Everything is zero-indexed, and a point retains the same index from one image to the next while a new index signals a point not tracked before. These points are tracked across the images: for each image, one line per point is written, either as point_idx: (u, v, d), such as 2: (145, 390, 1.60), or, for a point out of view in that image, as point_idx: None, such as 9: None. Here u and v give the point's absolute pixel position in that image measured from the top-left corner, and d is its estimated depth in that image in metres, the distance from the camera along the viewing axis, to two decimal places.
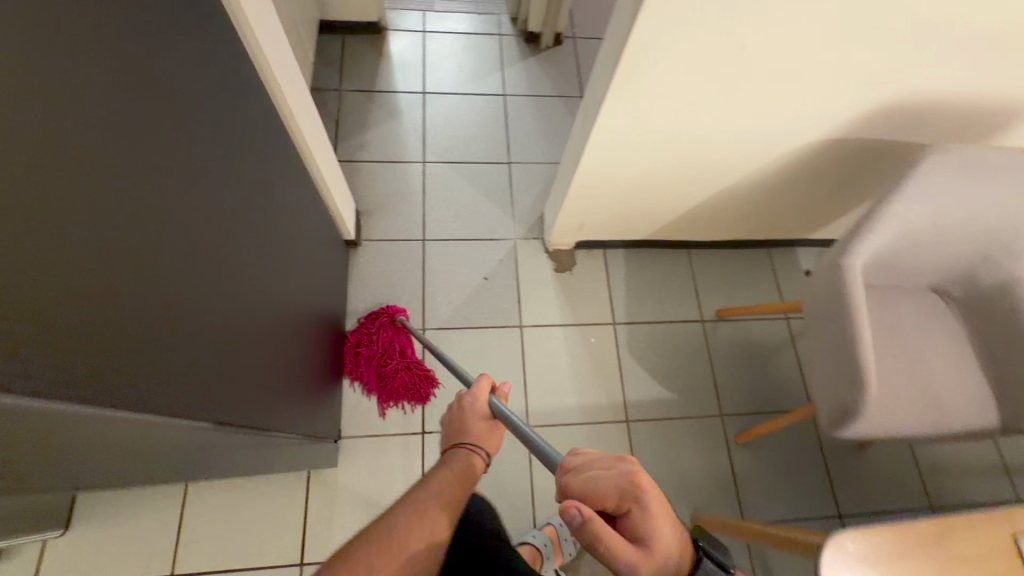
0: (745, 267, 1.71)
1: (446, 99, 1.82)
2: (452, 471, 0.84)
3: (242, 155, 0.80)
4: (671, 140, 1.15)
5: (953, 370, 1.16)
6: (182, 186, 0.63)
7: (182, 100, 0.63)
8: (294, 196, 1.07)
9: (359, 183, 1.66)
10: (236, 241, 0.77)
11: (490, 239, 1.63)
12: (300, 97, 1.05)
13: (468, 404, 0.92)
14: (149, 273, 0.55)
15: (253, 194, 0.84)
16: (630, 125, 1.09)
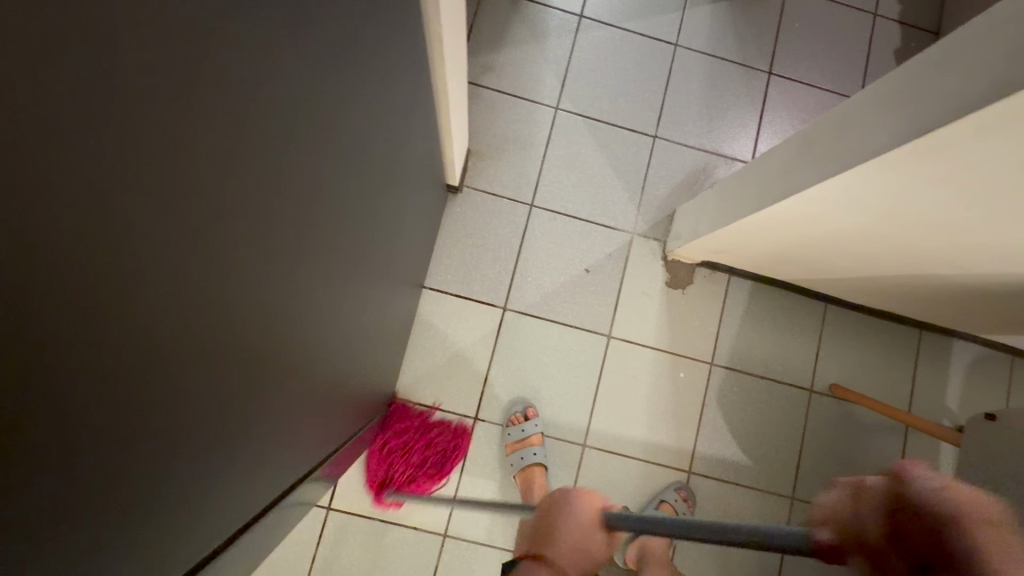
0: (884, 344, 1.43)
1: (605, 32, 1.46)
2: None
3: (360, 129, 0.59)
4: (903, 218, 0.86)
5: None
6: (307, 207, 0.50)
7: (300, 86, 0.42)
8: (413, 153, 0.87)
9: (477, 114, 1.41)
10: (336, 247, 0.60)
11: (605, 225, 1.39)
12: (455, 28, 0.80)
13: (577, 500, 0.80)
14: (268, 327, 0.49)
15: (362, 176, 0.64)
16: (862, 191, 0.81)
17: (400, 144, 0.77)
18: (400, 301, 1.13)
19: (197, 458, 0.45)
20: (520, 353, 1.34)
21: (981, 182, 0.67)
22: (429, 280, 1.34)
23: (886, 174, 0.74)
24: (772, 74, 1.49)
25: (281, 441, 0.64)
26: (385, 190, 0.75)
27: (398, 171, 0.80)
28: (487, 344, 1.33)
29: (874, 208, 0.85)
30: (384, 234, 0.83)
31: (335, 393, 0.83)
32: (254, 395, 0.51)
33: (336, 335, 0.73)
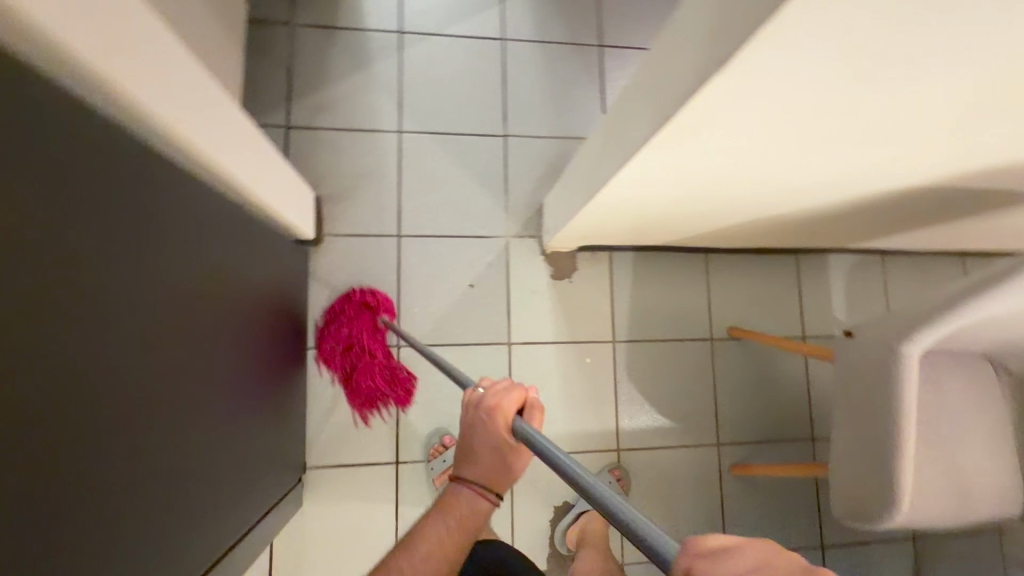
0: (767, 277, 1.50)
1: (430, 42, 1.43)
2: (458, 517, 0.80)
3: (130, 270, 0.61)
4: (713, 179, 0.88)
5: (985, 457, 1.04)
6: (117, 261, 0.59)
7: (58, 171, 0.50)
8: (222, 244, 0.86)
9: (320, 157, 1.35)
10: (152, 361, 0.65)
11: (478, 235, 1.38)
12: (209, 104, 0.76)
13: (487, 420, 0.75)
14: (125, 353, 0.60)
15: (157, 305, 0.66)
16: (663, 169, 0.82)
17: (196, 247, 0.77)
18: (275, 378, 1.09)
19: (100, 465, 0.56)
20: (426, 385, 1.32)
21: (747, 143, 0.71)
22: (314, 339, 1.30)
23: (673, 153, 0.76)
24: (603, 46, 1.51)
25: (185, 474, 0.72)
26: (194, 294, 0.75)
27: (205, 269, 0.80)
28: (391, 387, 1.31)
29: (684, 177, 0.87)
30: (217, 331, 0.82)
31: (232, 450, 0.88)
32: (138, 410, 0.62)
33: (197, 447, 0.76)
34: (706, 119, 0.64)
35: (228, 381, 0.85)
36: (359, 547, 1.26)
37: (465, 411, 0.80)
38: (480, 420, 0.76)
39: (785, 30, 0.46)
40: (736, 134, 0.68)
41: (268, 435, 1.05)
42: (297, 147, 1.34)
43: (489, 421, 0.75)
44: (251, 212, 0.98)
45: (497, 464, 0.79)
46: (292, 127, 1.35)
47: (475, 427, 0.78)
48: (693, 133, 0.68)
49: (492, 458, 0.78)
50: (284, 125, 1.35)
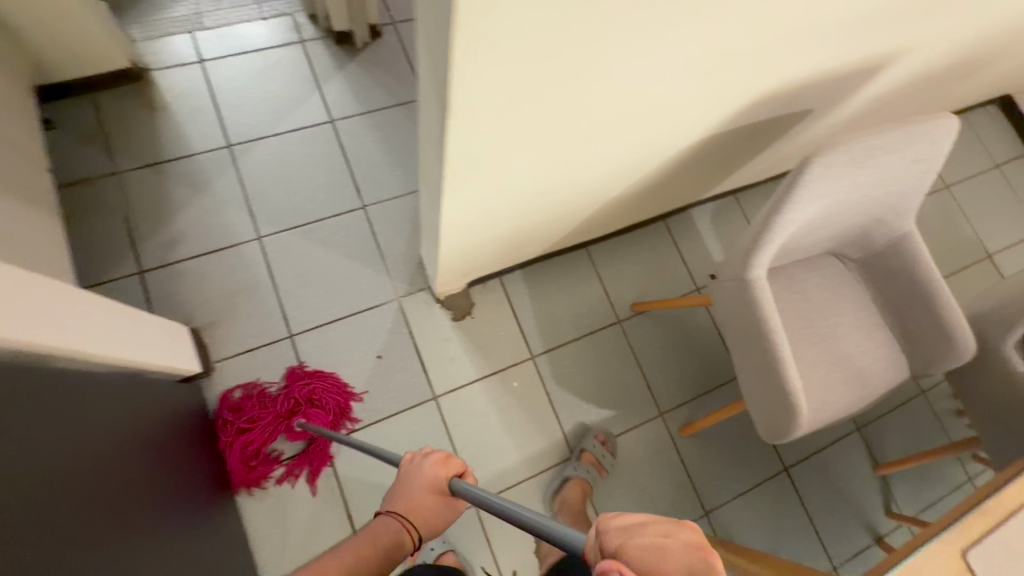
0: (647, 248, 1.61)
1: (261, 145, 1.46)
2: (369, 541, 0.81)
3: (29, 497, 0.63)
4: (533, 188, 0.96)
5: (865, 339, 1.15)
6: None
7: None
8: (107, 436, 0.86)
9: (184, 290, 1.31)
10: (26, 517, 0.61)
11: (371, 307, 1.39)
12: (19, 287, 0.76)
13: (428, 467, 0.85)
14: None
15: (66, 506, 0.69)
16: (481, 193, 0.89)
17: (81, 452, 0.77)
18: (200, 525, 1.03)
19: None
20: (367, 470, 1.29)
21: (527, 145, 0.79)
22: (236, 470, 1.24)
23: (477, 175, 0.83)
24: None
25: None
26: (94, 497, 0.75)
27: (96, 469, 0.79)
28: (332, 486, 1.27)
29: (507, 194, 0.94)
30: (130, 522, 0.81)
31: None
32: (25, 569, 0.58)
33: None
34: (476, 135, 0.71)
35: (135, 534, 0.80)
36: None
37: (408, 461, 0.89)
38: (427, 464, 0.86)
39: (472, 44, 0.54)
40: (513, 141, 0.75)
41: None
42: (157, 288, 1.30)
43: (436, 467, 0.85)
44: (114, 379, 0.94)
45: (423, 511, 0.84)
46: (146, 270, 1.31)
47: (412, 474, 0.87)
48: (477, 151, 0.75)
49: (418, 506, 0.84)
50: (137, 272, 1.30)
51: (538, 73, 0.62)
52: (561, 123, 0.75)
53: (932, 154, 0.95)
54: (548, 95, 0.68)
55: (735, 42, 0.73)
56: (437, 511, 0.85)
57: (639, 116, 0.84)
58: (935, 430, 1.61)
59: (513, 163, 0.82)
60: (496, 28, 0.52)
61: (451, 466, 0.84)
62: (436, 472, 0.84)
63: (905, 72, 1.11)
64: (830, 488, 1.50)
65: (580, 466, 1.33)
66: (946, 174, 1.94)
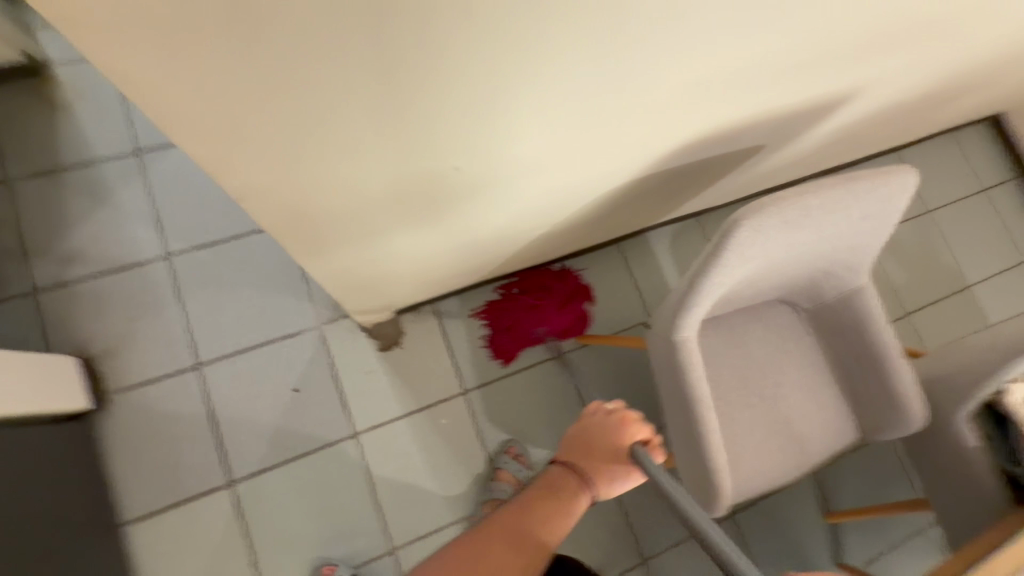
0: (598, 274, 1.50)
1: (175, 153, 1.33)
2: (559, 484, 0.79)
3: None
4: (422, 233, 0.85)
5: (807, 399, 1.06)
6: None
7: None
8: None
9: (83, 313, 1.22)
10: None
11: (287, 335, 1.29)
12: None
13: (619, 425, 0.87)
14: None
15: None
16: (350, 246, 0.79)
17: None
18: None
19: None
20: (276, 514, 1.21)
21: (376, 204, 0.68)
22: (131, 512, 1.15)
23: (332, 231, 0.72)
24: None
25: None
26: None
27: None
28: (235, 530, 1.18)
29: (389, 242, 0.83)
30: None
31: None
32: None
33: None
34: (292, 200, 0.60)
35: None
36: None
37: (587, 418, 0.90)
38: (613, 424, 0.87)
39: (207, 117, 0.44)
40: (347, 200, 0.65)
41: None
42: (52, 310, 1.21)
43: (619, 425, 0.87)
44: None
45: (611, 473, 0.83)
46: (41, 289, 1.22)
47: (601, 431, 0.87)
48: (310, 217, 0.66)
49: (604, 462, 0.83)
50: (32, 291, 1.21)
51: (336, 138, 0.52)
52: (405, 182, 0.65)
53: (882, 212, 0.85)
54: (365, 161, 0.58)
55: (611, 91, 0.60)
56: (609, 472, 0.83)
57: (521, 171, 0.74)
58: (894, 475, 1.53)
59: (370, 221, 0.72)
60: (200, 103, 0.42)
61: (635, 428, 0.87)
62: (617, 434, 0.86)
63: (870, 106, 0.98)
64: (777, 536, 1.43)
65: (496, 486, 1.27)
66: (929, 198, 1.82)
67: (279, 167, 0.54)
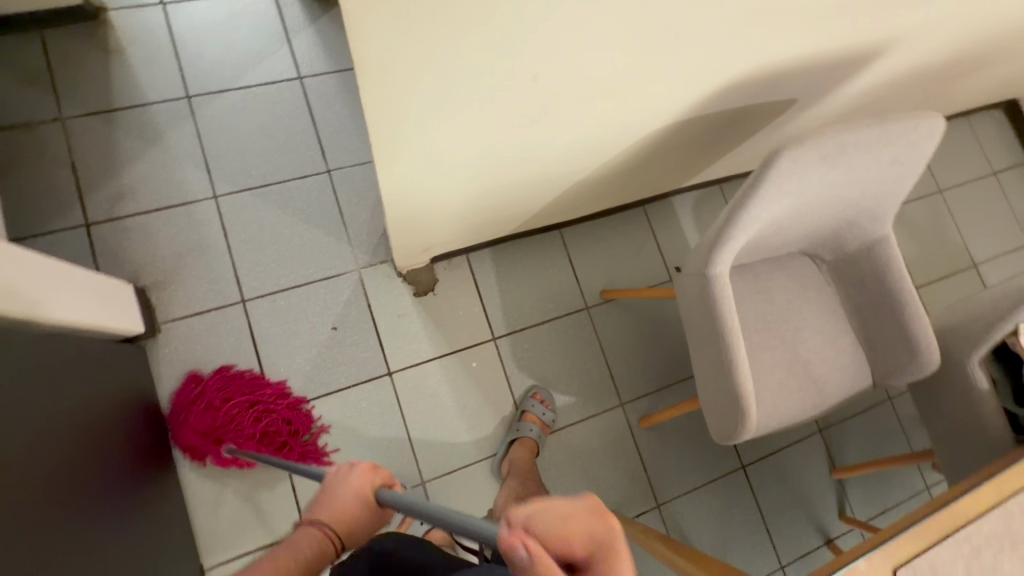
0: (623, 234, 1.56)
1: (223, 99, 1.38)
2: (298, 555, 0.67)
3: None
4: (490, 151, 0.86)
5: (827, 343, 1.12)
6: None
7: None
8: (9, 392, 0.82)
9: (132, 247, 1.26)
10: None
11: (328, 277, 1.35)
12: None
13: (353, 481, 0.73)
14: None
15: None
16: (424, 155, 0.79)
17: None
18: (123, 488, 1.01)
19: None
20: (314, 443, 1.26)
21: (462, 116, 0.73)
22: (178, 434, 1.21)
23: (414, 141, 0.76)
24: None
25: None
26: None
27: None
28: (276, 456, 1.24)
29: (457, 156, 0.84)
30: (13, 482, 0.78)
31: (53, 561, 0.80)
32: None
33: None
34: (401, 80, 0.61)
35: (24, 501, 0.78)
36: None
37: (340, 469, 0.76)
38: (341, 486, 0.73)
39: None
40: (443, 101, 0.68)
41: (133, 560, 0.96)
42: (103, 243, 1.25)
43: (360, 479, 0.73)
44: (31, 335, 0.90)
45: (347, 529, 0.71)
46: (92, 223, 1.25)
47: (337, 487, 0.73)
48: (404, 123, 0.70)
49: (339, 524, 0.71)
50: (83, 224, 1.24)
51: (460, 30, 0.56)
52: (495, 92, 0.70)
53: (910, 157, 0.90)
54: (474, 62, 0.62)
55: (688, 11, 0.66)
56: (358, 527, 0.72)
57: (590, 94, 0.79)
58: (898, 437, 1.59)
59: (448, 137, 0.77)
60: None
61: (378, 476, 0.74)
62: (361, 485, 0.72)
63: (898, 65, 1.04)
64: (786, 486, 1.50)
65: (524, 425, 1.33)
66: (941, 177, 1.88)
67: (402, 56, 0.57)
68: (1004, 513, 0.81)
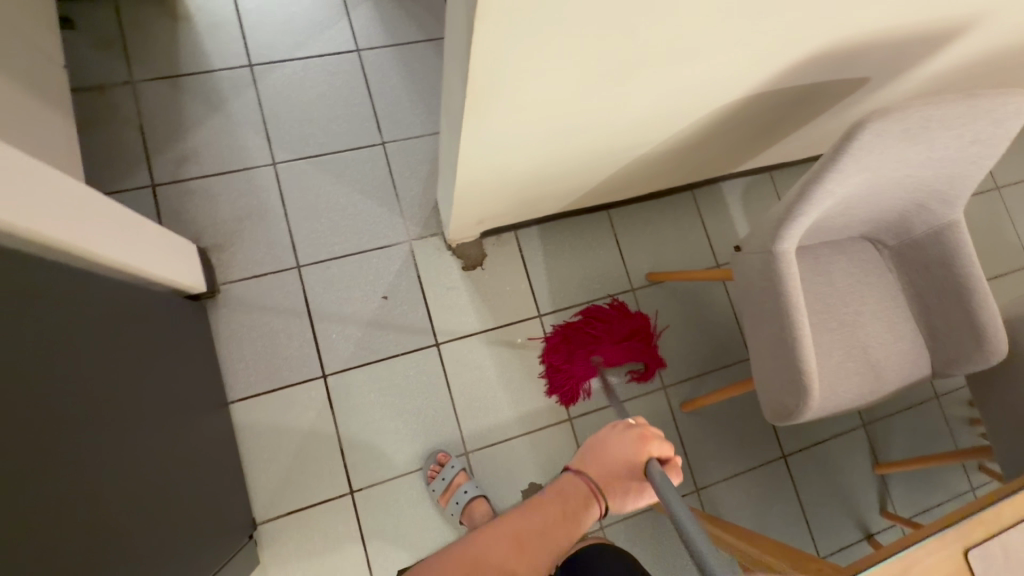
0: (671, 218, 1.55)
1: (284, 69, 1.41)
2: (571, 498, 0.73)
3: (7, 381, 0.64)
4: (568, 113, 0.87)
5: (886, 329, 1.10)
6: None
7: None
8: (90, 332, 0.86)
9: (195, 209, 1.30)
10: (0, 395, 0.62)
11: (380, 247, 1.37)
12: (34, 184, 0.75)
13: (634, 441, 0.82)
14: None
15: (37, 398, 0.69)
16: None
17: (54, 337, 0.76)
18: (185, 437, 1.04)
19: None
20: (363, 409, 1.29)
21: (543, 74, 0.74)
22: (233, 392, 1.24)
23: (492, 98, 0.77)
24: None
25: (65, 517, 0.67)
26: (61, 386, 0.75)
27: (69, 357, 0.78)
28: (326, 418, 1.27)
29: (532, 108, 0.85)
30: (99, 418, 0.81)
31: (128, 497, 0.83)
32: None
33: (115, 531, 0.77)
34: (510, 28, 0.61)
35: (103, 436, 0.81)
36: None
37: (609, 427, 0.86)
38: (625, 440, 0.82)
39: None
40: (529, 56, 0.69)
41: (191, 505, 1.00)
42: (168, 204, 1.29)
43: (637, 443, 0.82)
44: (107, 282, 0.94)
45: (620, 486, 0.79)
46: (158, 184, 1.29)
47: (616, 441, 0.82)
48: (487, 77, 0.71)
49: (613, 477, 0.79)
50: (150, 185, 1.29)
51: None
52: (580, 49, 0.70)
53: (991, 137, 0.88)
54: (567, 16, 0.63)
55: None
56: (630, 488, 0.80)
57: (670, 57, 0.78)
58: (944, 436, 1.56)
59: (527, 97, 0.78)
60: None
61: (653, 445, 0.83)
62: (636, 449, 0.81)
63: (978, 45, 1.01)
64: (826, 479, 1.48)
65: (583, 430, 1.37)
66: (999, 173, 1.82)
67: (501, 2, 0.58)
68: None
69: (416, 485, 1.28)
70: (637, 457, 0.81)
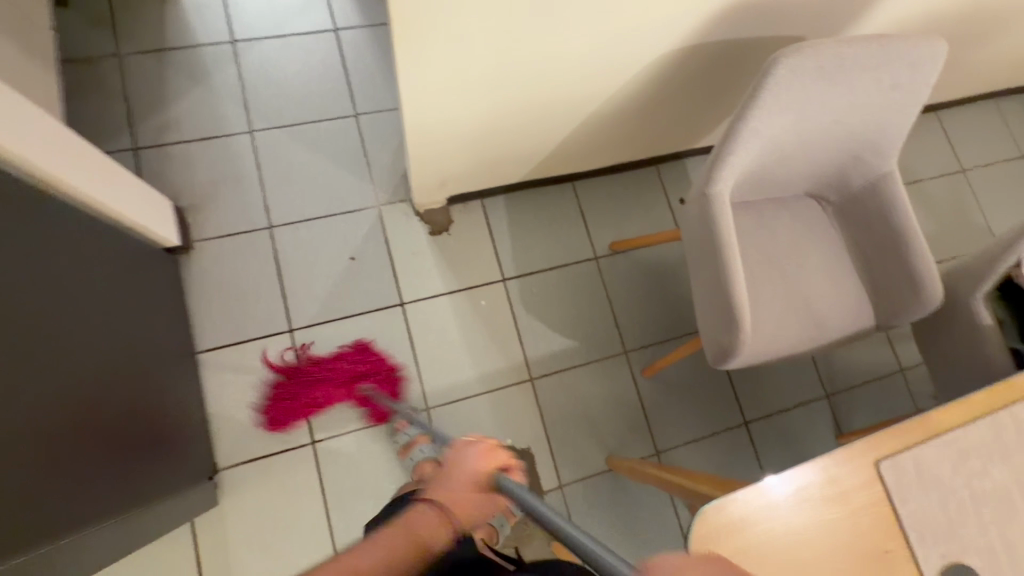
0: (634, 190, 1.60)
1: (265, 46, 1.49)
2: (414, 523, 0.72)
3: None
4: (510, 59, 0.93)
5: (828, 280, 1.14)
6: None
7: None
8: (57, 258, 0.91)
9: (174, 171, 1.37)
10: None
11: (349, 211, 1.43)
12: (15, 114, 0.83)
13: (475, 452, 0.83)
14: None
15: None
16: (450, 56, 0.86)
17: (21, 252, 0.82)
18: (149, 375, 1.09)
19: None
20: (327, 362, 1.33)
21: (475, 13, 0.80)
22: (202, 343, 1.29)
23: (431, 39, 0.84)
24: None
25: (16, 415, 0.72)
26: (14, 298, 0.79)
27: (27, 276, 0.83)
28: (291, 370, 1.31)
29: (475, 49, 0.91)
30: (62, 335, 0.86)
31: (89, 407, 0.89)
32: None
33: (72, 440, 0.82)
34: None
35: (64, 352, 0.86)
36: (290, 538, 1.22)
37: (453, 451, 0.86)
38: (473, 453, 0.83)
39: None
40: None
41: (149, 439, 1.03)
42: (148, 166, 1.36)
43: (481, 455, 0.82)
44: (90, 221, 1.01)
45: (466, 502, 0.77)
46: (140, 148, 1.37)
47: (460, 462, 0.82)
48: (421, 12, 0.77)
49: (464, 498, 0.78)
50: (132, 148, 1.36)
51: None
52: None
53: (912, 81, 0.93)
54: None
55: None
56: (479, 504, 0.79)
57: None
58: (908, 407, 1.57)
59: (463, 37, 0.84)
60: None
61: (497, 457, 0.83)
62: (478, 461, 0.82)
63: (905, 7, 1.07)
64: (789, 447, 1.49)
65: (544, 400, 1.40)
66: (963, 156, 1.86)
67: None
68: (997, 422, 0.80)
69: (377, 438, 1.31)
70: (482, 470, 0.80)
